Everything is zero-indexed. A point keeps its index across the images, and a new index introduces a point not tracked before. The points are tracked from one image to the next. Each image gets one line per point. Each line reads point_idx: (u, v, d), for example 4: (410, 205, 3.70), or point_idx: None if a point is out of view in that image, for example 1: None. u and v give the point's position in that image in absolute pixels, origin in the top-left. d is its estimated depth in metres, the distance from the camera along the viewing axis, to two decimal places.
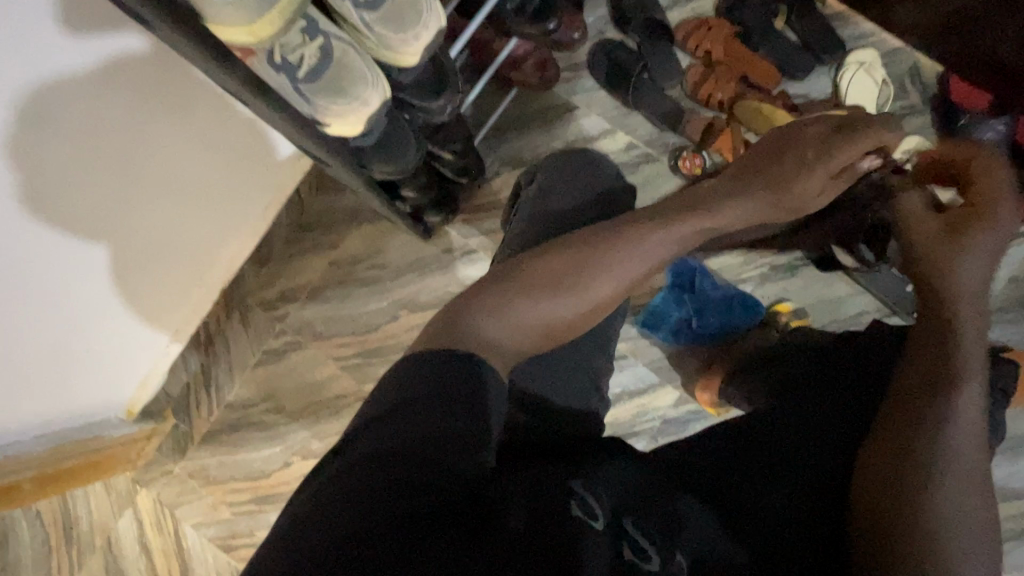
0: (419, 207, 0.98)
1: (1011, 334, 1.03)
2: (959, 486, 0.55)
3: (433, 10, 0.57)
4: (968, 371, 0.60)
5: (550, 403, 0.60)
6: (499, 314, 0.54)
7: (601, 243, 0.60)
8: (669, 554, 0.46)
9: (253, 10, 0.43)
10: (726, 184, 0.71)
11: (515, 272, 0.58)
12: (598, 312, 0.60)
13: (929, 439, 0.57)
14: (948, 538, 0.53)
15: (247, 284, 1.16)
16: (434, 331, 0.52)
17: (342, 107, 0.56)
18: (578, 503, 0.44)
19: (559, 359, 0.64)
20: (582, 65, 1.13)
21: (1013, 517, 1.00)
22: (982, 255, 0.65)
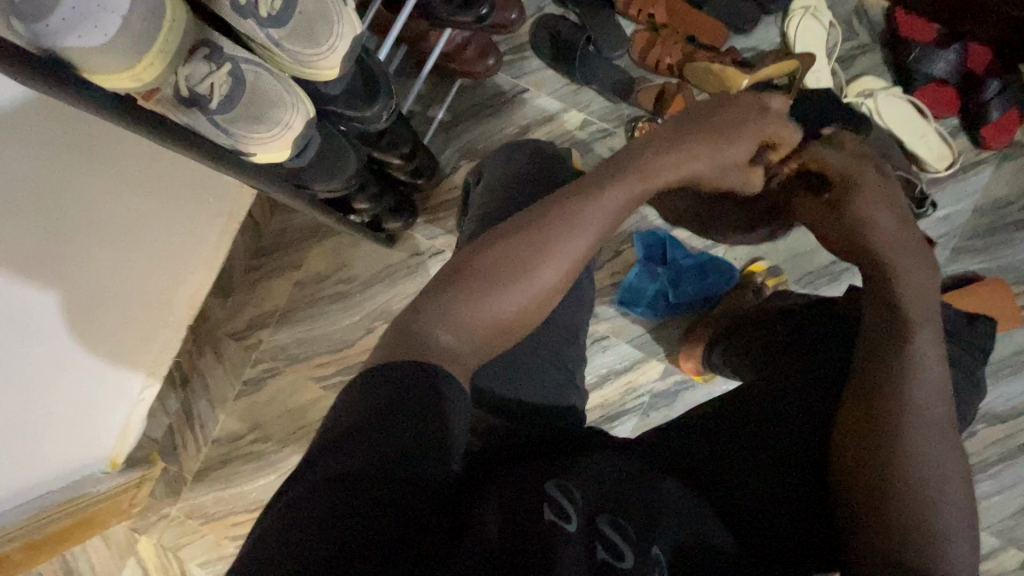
0: (376, 216, 0.96)
1: (982, 262, 1.04)
2: (927, 430, 0.55)
3: (346, 20, 0.54)
4: (926, 320, 0.60)
5: (525, 399, 0.58)
6: (433, 323, 0.50)
7: (550, 215, 0.54)
8: (644, 550, 0.43)
9: (125, 57, 0.41)
10: (663, 135, 0.62)
11: (460, 270, 0.53)
12: (549, 300, 0.54)
13: (900, 384, 0.57)
14: (926, 484, 0.53)
15: (215, 316, 1.13)
16: (385, 346, 0.48)
17: (265, 134, 0.54)
18: (550, 506, 0.43)
19: (526, 359, 0.61)
20: (525, 46, 1.10)
21: (999, 440, 1.03)
22: (883, 221, 0.66)
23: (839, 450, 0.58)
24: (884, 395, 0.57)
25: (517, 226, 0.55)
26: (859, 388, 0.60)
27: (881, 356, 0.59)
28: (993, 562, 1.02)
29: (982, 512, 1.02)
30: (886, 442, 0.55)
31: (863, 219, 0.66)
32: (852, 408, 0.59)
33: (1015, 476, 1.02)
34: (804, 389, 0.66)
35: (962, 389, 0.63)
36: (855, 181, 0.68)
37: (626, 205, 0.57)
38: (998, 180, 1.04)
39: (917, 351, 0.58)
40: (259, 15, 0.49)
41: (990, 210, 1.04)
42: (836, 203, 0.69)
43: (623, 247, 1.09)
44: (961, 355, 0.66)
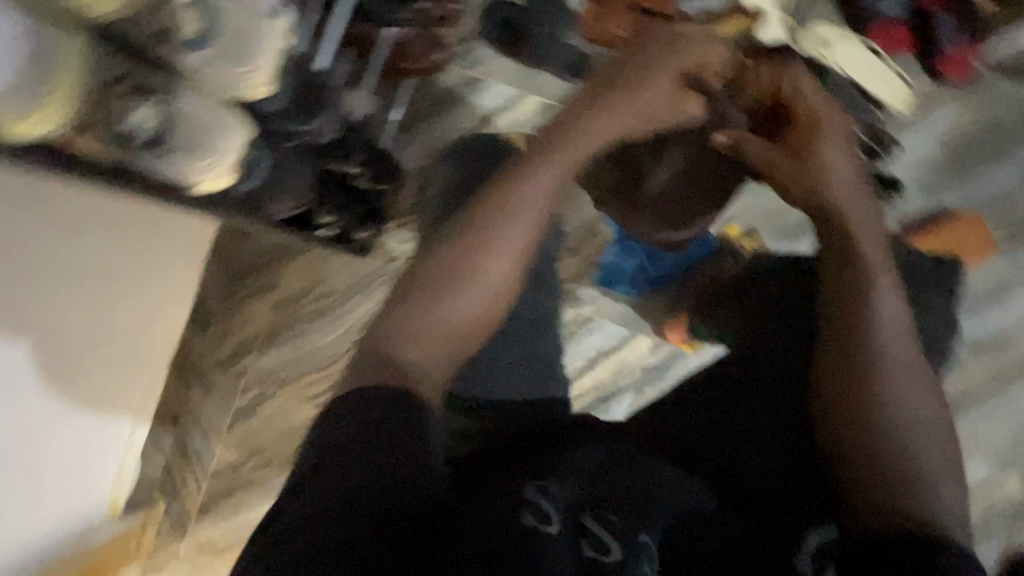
0: (343, 228, 0.94)
1: (954, 197, 1.04)
2: (901, 380, 0.53)
3: (275, 30, 0.51)
4: (884, 264, 0.58)
5: (506, 401, 0.58)
6: (397, 339, 0.49)
7: (495, 208, 0.53)
8: (633, 539, 0.44)
9: (25, 93, 0.41)
10: (593, 108, 0.61)
11: (412, 280, 0.52)
12: (509, 289, 0.54)
13: (869, 339, 0.55)
14: (907, 435, 0.52)
15: (196, 349, 1.11)
16: (357, 373, 0.48)
17: (201, 163, 0.53)
18: (530, 510, 0.42)
19: (505, 358, 0.60)
20: (473, 35, 1.08)
21: (987, 371, 1.04)
22: (836, 163, 0.61)
23: (815, 412, 0.57)
24: (854, 352, 0.55)
25: (457, 225, 0.54)
26: (827, 348, 0.57)
27: (847, 311, 0.57)
28: (995, 489, 1.04)
29: (979, 442, 1.04)
30: (860, 400, 0.53)
31: (824, 167, 0.61)
32: (822, 370, 0.57)
33: (1006, 403, 1.04)
34: (771, 353, 0.65)
35: (937, 331, 0.63)
36: (817, 120, 0.62)
37: (566, 177, 0.57)
38: (961, 113, 1.04)
39: (882, 300, 0.56)
40: (185, 38, 0.46)
41: (956, 144, 1.04)
42: (801, 152, 0.62)
43: (597, 226, 1.07)
44: (936, 293, 0.66)
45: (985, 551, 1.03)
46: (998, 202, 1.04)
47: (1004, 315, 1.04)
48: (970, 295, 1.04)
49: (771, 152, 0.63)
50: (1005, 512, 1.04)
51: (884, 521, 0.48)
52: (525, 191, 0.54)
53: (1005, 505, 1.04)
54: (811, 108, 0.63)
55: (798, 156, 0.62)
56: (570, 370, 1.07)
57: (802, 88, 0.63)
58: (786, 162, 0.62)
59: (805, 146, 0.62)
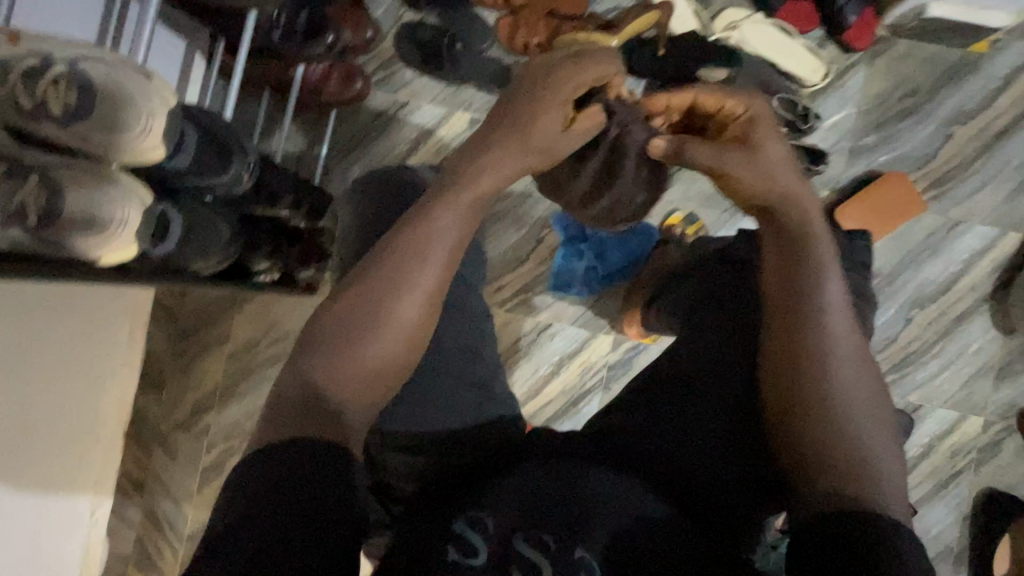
0: (286, 270, 0.91)
1: (878, 159, 1.08)
2: (848, 365, 0.53)
3: (154, 93, 0.51)
4: (827, 247, 0.58)
5: (442, 430, 0.58)
6: (302, 385, 0.49)
7: (393, 250, 0.52)
8: (566, 555, 0.44)
9: None
10: (499, 114, 0.58)
11: (316, 327, 0.51)
12: (424, 326, 0.53)
13: (818, 322, 0.54)
14: (858, 420, 0.51)
15: (153, 413, 1.08)
16: (271, 420, 0.47)
17: (101, 236, 0.51)
18: (455, 544, 0.43)
19: (438, 387, 0.60)
20: (393, 59, 1.08)
21: (934, 320, 1.07)
22: (783, 156, 0.59)
23: (771, 401, 0.56)
24: (805, 337, 0.54)
25: (370, 262, 0.53)
26: (777, 337, 0.56)
27: (795, 296, 0.56)
28: (957, 434, 1.07)
29: (937, 391, 1.07)
30: (812, 386, 0.52)
31: (769, 162, 0.58)
32: (776, 360, 0.56)
33: (957, 349, 1.07)
34: (721, 344, 0.65)
35: (860, 299, 0.65)
36: (758, 115, 0.60)
37: (465, 218, 0.55)
38: (871, 78, 1.08)
39: (826, 284, 0.56)
40: (54, 115, 0.47)
41: (872, 107, 1.08)
42: (750, 145, 0.59)
43: (543, 233, 1.07)
44: (855, 262, 0.68)
45: (956, 494, 1.07)
46: (917, 160, 1.08)
47: (941, 266, 1.07)
48: (907, 251, 1.08)
49: (718, 150, 0.59)
50: (969, 455, 1.07)
51: (841, 513, 0.47)
52: (436, 224, 0.53)
53: (969, 449, 1.07)
54: (743, 102, 0.60)
55: (748, 150, 0.58)
56: (536, 379, 1.07)
57: (726, 89, 0.61)
58: (736, 157, 0.58)
59: (753, 139, 0.59)
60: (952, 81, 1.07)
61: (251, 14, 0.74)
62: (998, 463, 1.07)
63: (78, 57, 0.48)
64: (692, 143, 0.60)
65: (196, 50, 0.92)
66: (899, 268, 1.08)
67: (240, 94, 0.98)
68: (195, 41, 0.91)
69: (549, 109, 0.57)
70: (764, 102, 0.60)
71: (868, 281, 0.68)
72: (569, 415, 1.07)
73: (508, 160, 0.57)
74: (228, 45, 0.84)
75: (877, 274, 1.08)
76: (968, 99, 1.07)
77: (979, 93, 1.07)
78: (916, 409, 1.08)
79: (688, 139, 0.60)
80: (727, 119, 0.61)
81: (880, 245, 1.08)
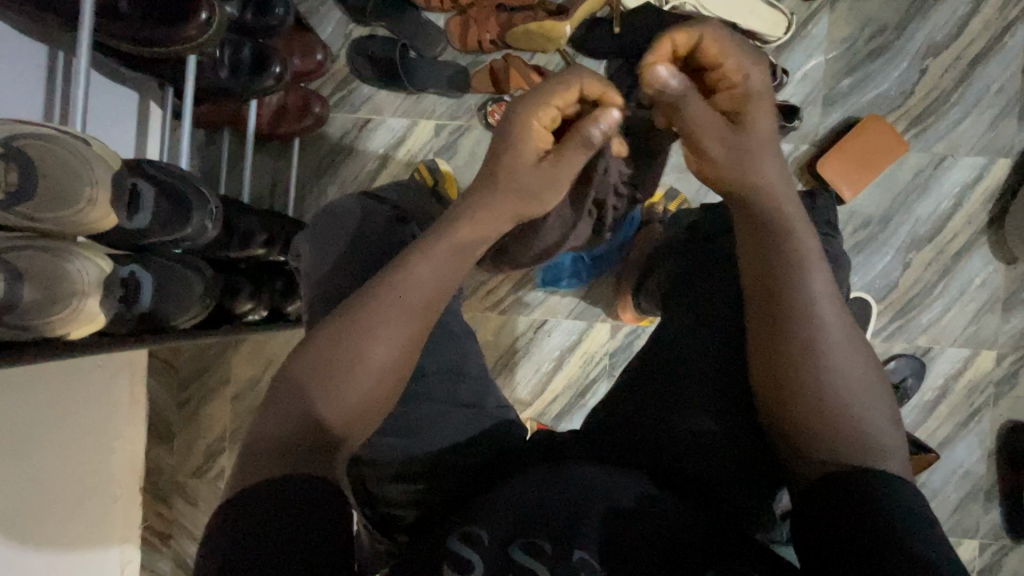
0: (273, 306, 0.90)
1: (854, 105, 1.05)
2: (841, 347, 0.49)
3: (98, 159, 0.51)
4: (801, 220, 0.54)
5: (424, 452, 0.58)
6: (293, 428, 0.47)
7: (378, 298, 0.51)
8: (567, 558, 0.43)
9: None
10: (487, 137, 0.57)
11: (295, 369, 0.49)
12: (399, 368, 0.51)
13: (800, 306, 0.50)
14: (854, 402, 0.48)
15: (167, 465, 1.08)
16: (252, 461, 0.46)
17: (67, 311, 0.50)
18: (449, 563, 0.42)
19: (420, 411, 0.60)
20: (349, 78, 1.06)
21: (932, 260, 1.05)
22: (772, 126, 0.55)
23: (759, 390, 0.53)
24: (791, 325, 0.49)
25: (347, 307, 0.51)
26: (759, 324, 0.52)
27: (772, 279, 0.52)
28: (971, 370, 1.06)
29: (945, 330, 1.05)
30: (800, 376, 0.49)
31: (754, 145, 0.55)
32: (759, 351, 0.52)
33: (959, 286, 1.05)
34: (699, 332, 0.62)
35: (839, 259, 0.64)
36: (753, 93, 0.54)
37: (441, 260, 0.53)
38: (837, 22, 1.04)
39: (809, 260, 0.51)
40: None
41: (840, 51, 1.05)
42: (739, 123, 0.55)
43: None
44: (827, 223, 0.67)
45: (977, 430, 1.06)
46: (894, 99, 1.05)
47: (933, 204, 1.05)
48: (896, 193, 1.05)
49: (707, 119, 0.54)
50: (987, 390, 1.06)
51: (842, 493, 0.45)
52: (401, 265, 0.53)
53: (985, 383, 1.06)
54: (742, 68, 0.53)
55: (737, 130, 0.54)
56: (538, 376, 1.07)
57: (734, 45, 0.54)
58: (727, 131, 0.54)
59: (741, 115, 0.55)
60: (919, 14, 1.04)
61: (191, 58, 0.73)
62: (1017, 395, 1.06)
63: (11, 134, 0.47)
64: (694, 99, 0.53)
65: (150, 101, 0.91)
66: (890, 211, 1.05)
67: (202, 137, 0.98)
68: (146, 90, 0.89)
69: (522, 146, 0.55)
70: (763, 71, 0.54)
71: (838, 237, 0.67)
72: (575, 408, 1.07)
73: (481, 206, 0.55)
74: (178, 90, 0.83)
75: (866, 222, 1.06)
76: (938, 30, 1.04)
77: (949, 21, 1.04)
78: (926, 351, 1.06)
79: (688, 93, 0.53)
80: (724, 87, 0.55)
81: (865, 193, 1.05)
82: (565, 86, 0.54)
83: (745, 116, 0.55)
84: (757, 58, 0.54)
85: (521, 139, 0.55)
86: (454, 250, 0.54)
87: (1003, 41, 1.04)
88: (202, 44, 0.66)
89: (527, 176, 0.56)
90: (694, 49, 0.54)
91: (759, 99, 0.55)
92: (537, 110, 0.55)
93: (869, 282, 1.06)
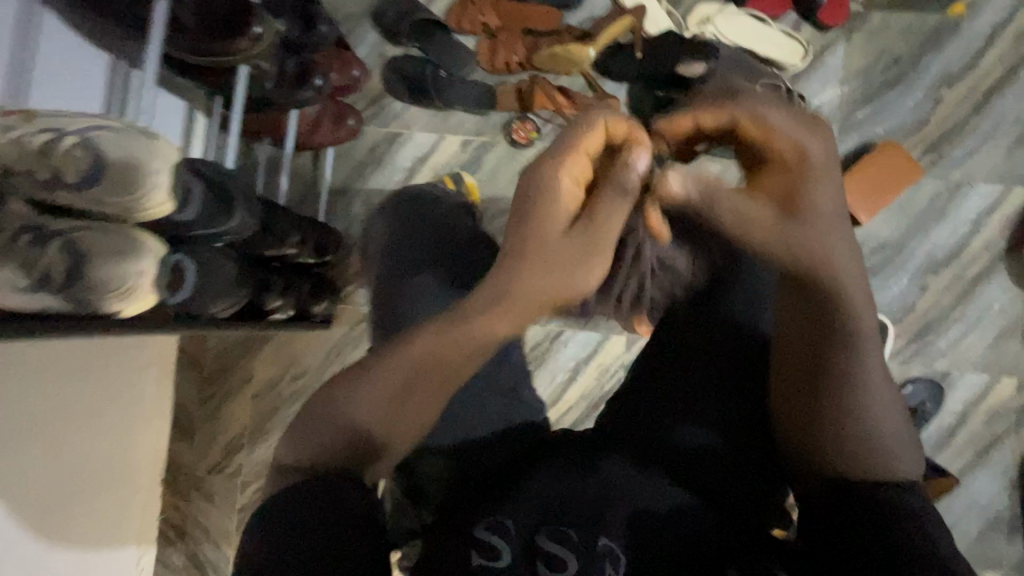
0: (299, 305, 0.94)
1: (870, 131, 1.08)
2: (879, 383, 0.47)
3: (158, 153, 0.54)
4: (856, 246, 0.47)
5: (471, 443, 0.62)
6: (327, 452, 0.49)
7: (406, 360, 0.49)
8: (591, 545, 0.51)
9: None
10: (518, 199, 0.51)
11: (330, 396, 0.51)
12: (420, 377, 0.49)
13: (844, 343, 0.47)
14: (890, 456, 0.48)
15: (186, 460, 1.11)
16: (298, 472, 0.50)
17: (124, 289, 0.54)
18: (479, 551, 0.49)
19: (469, 404, 0.64)
20: (382, 94, 1.12)
21: (949, 285, 1.06)
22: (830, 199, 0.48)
23: (787, 416, 0.52)
24: (830, 366, 0.48)
25: (384, 344, 0.52)
26: (795, 356, 0.51)
27: (818, 318, 0.48)
28: (991, 397, 1.05)
29: (964, 355, 1.05)
30: (834, 415, 0.48)
31: (811, 220, 0.47)
32: (789, 379, 0.52)
33: (977, 311, 1.05)
34: (725, 351, 0.64)
35: None
36: (810, 161, 0.47)
37: (477, 282, 0.53)
38: (852, 52, 1.08)
39: (857, 288, 0.47)
40: (67, 181, 0.50)
41: (856, 79, 1.08)
42: (792, 205, 0.47)
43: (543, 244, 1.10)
44: None
45: (999, 460, 1.04)
46: (909, 126, 1.07)
47: (950, 230, 1.06)
48: (912, 217, 1.07)
49: (749, 210, 0.48)
50: (1008, 418, 1.04)
51: (861, 541, 0.47)
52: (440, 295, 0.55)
53: (1006, 411, 1.04)
54: (795, 143, 0.48)
55: (788, 210, 0.47)
56: (552, 386, 1.08)
57: (780, 122, 0.48)
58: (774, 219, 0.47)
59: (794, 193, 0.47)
60: (934, 46, 1.07)
61: (242, 69, 0.78)
62: None
63: (84, 126, 0.51)
64: (719, 203, 0.48)
65: (197, 110, 0.97)
66: (907, 235, 1.06)
67: (241, 145, 1.03)
68: (195, 100, 0.96)
69: (550, 213, 0.49)
70: (821, 136, 0.48)
71: None
72: (590, 419, 1.08)
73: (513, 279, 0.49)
74: (225, 100, 0.89)
75: (882, 245, 1.07)
76: (953, 61, 1.07)
77: (964, 52, 1.07)
78: (945, 376, 1.05)
79: (713, 189, 0.47)
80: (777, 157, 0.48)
81: (880, 218, 1.07)
82: (588, 131, 0.49)
83: (802, 191, 0.47)
84: (803, 137, 0.48)
85: (553, 206, 0.49)
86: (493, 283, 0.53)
87: (1018, 73, 1.06)
88: (252, 55, 0.72)
89: (561, 247, 0.48)
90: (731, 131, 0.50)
91: (821, 170, 0.48)
92: (565, 163, 0.49)
93: (885, 305, 1.06)
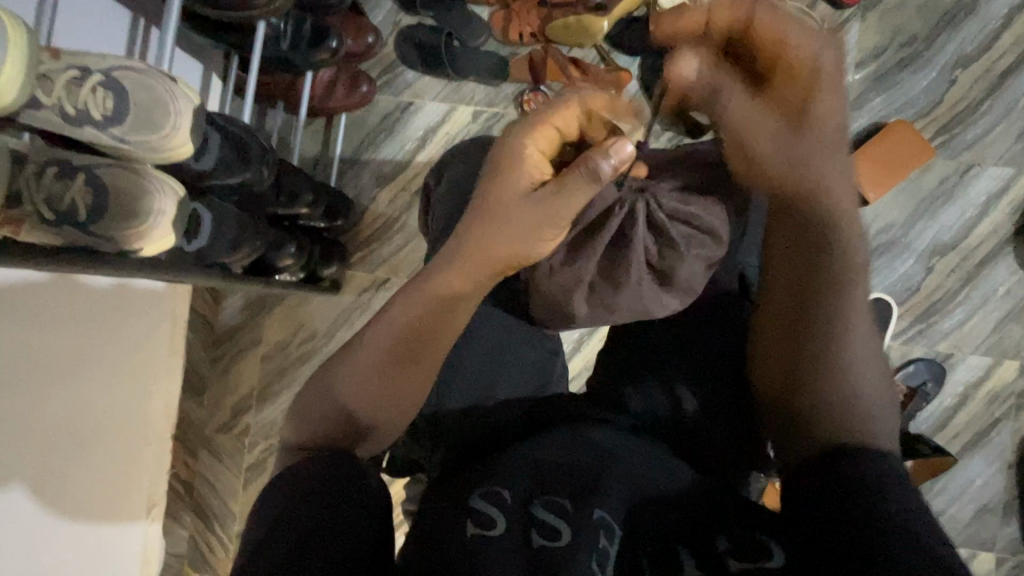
0: (308, 266, 0.96)
1: (882, 109, 1.07)
2: (862, 325, 0.51)
3: (179, 94, 0.55)
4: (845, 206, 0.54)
5: (483, 403, 0.67)
6: (337, 404, 0.53)
7: (425, 298, 0.56)
8: (588, 516, 0.48)
9: None
10: (495, 174, 0.55)
11: (355, 347, 0.55)
12: (440, 333, 0.56)
13: (832, 284, 0.52)
14: (857, 385, 0.50)
15: (196, 418, 1.14)
16: (314, 427, 0.53)
17: (143, 225, 0.55)
18: (471, 519, 0.47)
19: (479, 367, 0.70)
20: (395, 63, 1.13)
21: (955, 268, 1.06)
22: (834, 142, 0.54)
23: (773, 358, 0.56)
24: (820, 302, 0.52)
25: (395, 303, 0.57)
26: (782, 302, 0.55)
27: (807, 266, 0.54)
28: (993, 379, 1.05)
29: (967, 337, 1.05)
30: (817, 347, 0.51)
31: (813, 151, 0.53)
32: (780, 327, 0.55)
33: (983, 294, 1.05)
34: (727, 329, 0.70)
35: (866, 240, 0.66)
36: (818, 80, 0.52)
37: (479, 252, 0.56)
38: (867, 31, 1.08)
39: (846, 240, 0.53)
40: (96, 119, 0.52)
41: (870, 59, 1.07)
42: (802, 120, 0.53)
43: None
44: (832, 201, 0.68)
45: (997, 441, 1.05)
46: (920, 107, 1.07)
47: (958, 212, 1.06)
48: (921, 198, 1.07)
49: (752, 116, 0.55)
50: (1009, 401, 1.05)
51: (823, 434, 0.50)
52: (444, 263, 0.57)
53: (1008, 394, 1.05)
54: (808, 59, 0.51)
55: (796, 129, 0.53)
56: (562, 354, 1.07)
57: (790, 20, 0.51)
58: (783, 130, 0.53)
59: (807, 119, 0.53)
60: (950, 26, 1.07)
61: (260, 26, 0.79)
62: None
63: (111, 65, 0.53)
64: (727, 93, 0.55)
65: (213, 72, 0.98)
66: (914, 216, 1.07)
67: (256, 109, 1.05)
68: (211, 63, 0.97)
69: (514, 182, 0.54)
70: (836, 51, 0.51)
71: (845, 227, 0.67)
72: None
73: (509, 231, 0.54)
74: (242, 61, 0.90)
75: (889, 226, 1.07)
76: (968, 42, 1.06)
77: (980, 34, 1.06)
78: (947, 358, 1.06)
79: (720, 84, 0.55)
80: (787, 69, 0.52)
81: (888, 198, 1.07)
82: (563, 109, 0.53)
83: (813, 110, 0.52)
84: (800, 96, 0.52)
85: (519, 177, 0.54)
86: (483, 244, 0.55)
87: None
88: (270, 11, 0.73)
89: (522, 215, 0.54)
90: (744, 29, 0.53)
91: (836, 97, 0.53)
92: (530, 140, 0.54)
93: (890, 285, 1.07)
